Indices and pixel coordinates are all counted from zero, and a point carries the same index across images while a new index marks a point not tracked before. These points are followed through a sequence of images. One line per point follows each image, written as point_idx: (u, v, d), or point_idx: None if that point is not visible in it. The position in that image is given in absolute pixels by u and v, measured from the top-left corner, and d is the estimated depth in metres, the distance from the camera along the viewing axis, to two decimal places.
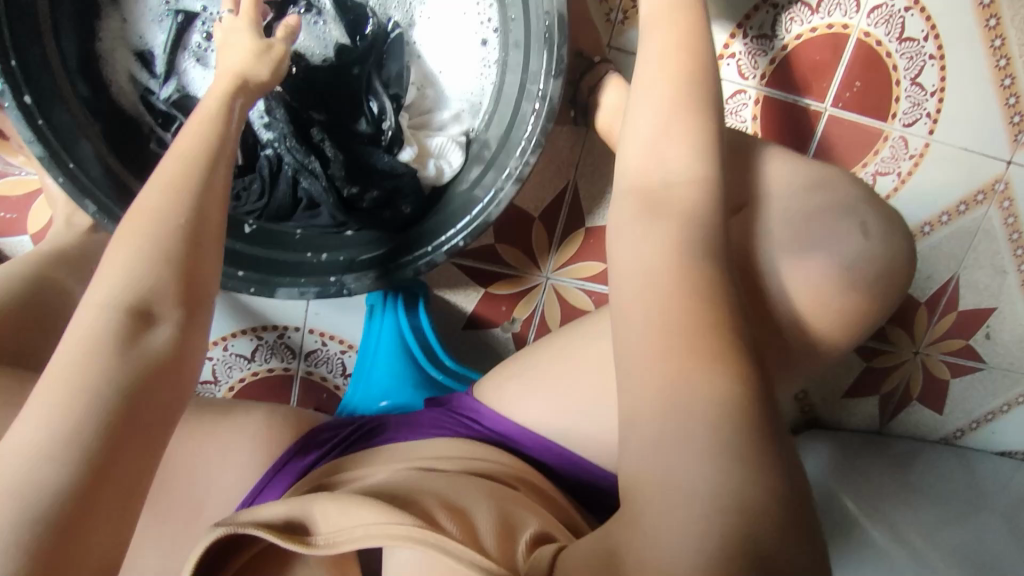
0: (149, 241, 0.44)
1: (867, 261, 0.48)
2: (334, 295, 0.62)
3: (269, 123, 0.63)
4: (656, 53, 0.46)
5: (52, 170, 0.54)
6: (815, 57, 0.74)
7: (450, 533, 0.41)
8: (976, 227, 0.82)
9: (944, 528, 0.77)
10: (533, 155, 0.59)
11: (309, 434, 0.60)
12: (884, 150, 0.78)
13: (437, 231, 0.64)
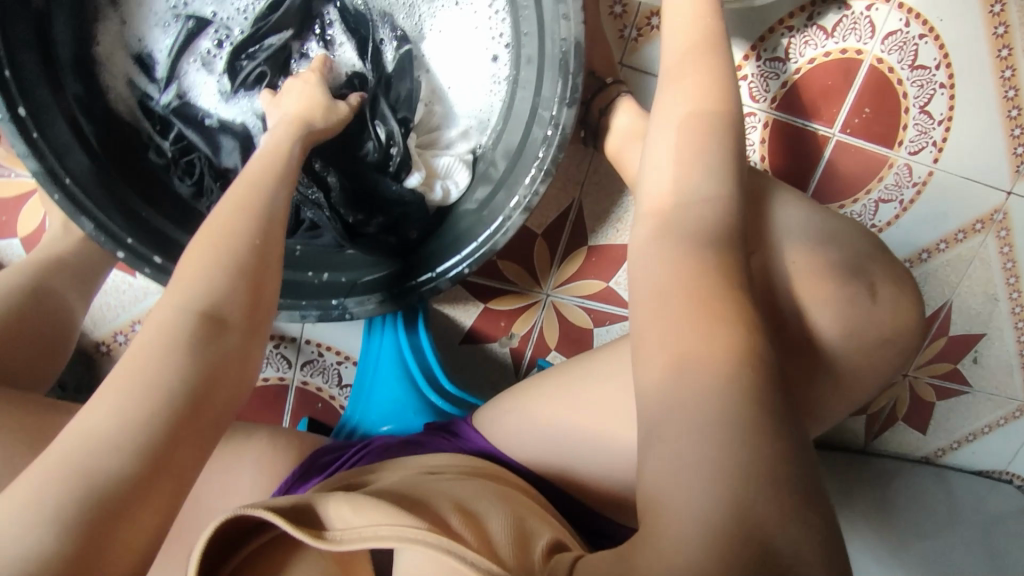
0: (220, 258, 0.45)
1: (878, 317, 0.48)
2: (335, 319, 0.61)
3: None
4: (680, 103, 0.45)
5: (48, 187, 0.53)
6: (826, 82, 0.72)
7: (466, 542, 0.39)
8: (972, 254, 0.83)
9: (913, 544, 0.81)
10: (542, 184, 0.57)
11: (311, 456, 0.60)
12: (889, 177, 0.77)
13: (441, 257, 0.63)
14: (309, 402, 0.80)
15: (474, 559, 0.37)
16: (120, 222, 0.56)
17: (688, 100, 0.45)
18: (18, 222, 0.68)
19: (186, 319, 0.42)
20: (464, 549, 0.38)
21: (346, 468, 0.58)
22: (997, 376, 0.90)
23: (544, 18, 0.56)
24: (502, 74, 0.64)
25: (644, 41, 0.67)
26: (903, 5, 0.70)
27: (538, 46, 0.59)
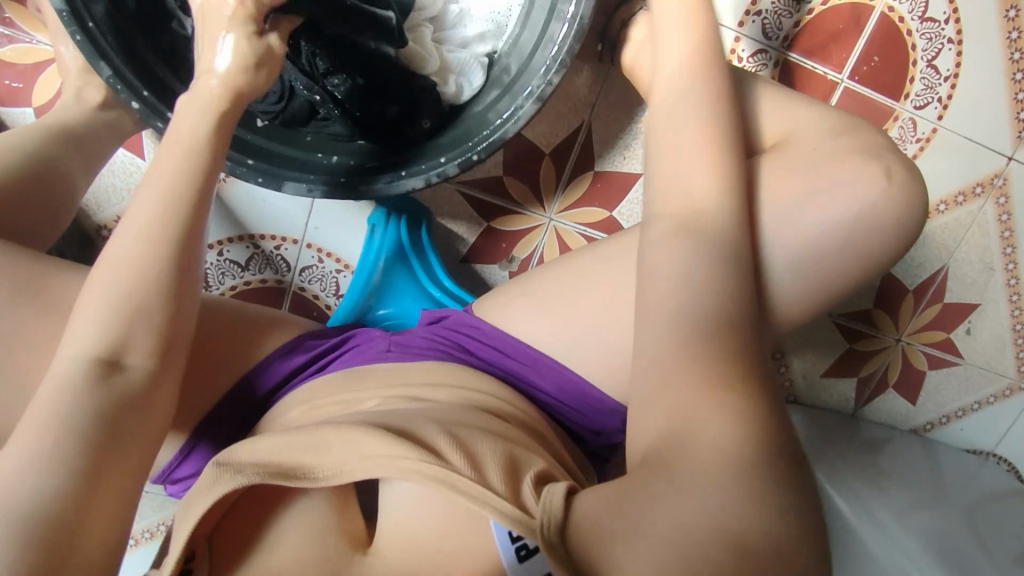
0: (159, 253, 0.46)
1: (888, 205, 0.47)
2: (340, 195, 0.61)
3: None
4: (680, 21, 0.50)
5: (69, 26, 0.54)
6: (836, 25, 0.73)
7: (456, 466, 0.44)
8: (971, 219, 0.84)
9: (912, 513, 0.77)
10: (556, 74, 0.58)
11: (296, 339, 0.62)
12: (894, 129, 0.78)
13: (451, 146, 0.63)
14: (304, 308, 0.80)
15: (471, 494, 0.42)
16: (136, 75, 0.58)
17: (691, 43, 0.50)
18: (33, 91, 0.69)
19: (83, 358, 0.43)
20: (456, 480, 0.43)
21: (335, 359, 0.61)
22: (990, 351, 0.91)
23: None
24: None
25: None
26: None
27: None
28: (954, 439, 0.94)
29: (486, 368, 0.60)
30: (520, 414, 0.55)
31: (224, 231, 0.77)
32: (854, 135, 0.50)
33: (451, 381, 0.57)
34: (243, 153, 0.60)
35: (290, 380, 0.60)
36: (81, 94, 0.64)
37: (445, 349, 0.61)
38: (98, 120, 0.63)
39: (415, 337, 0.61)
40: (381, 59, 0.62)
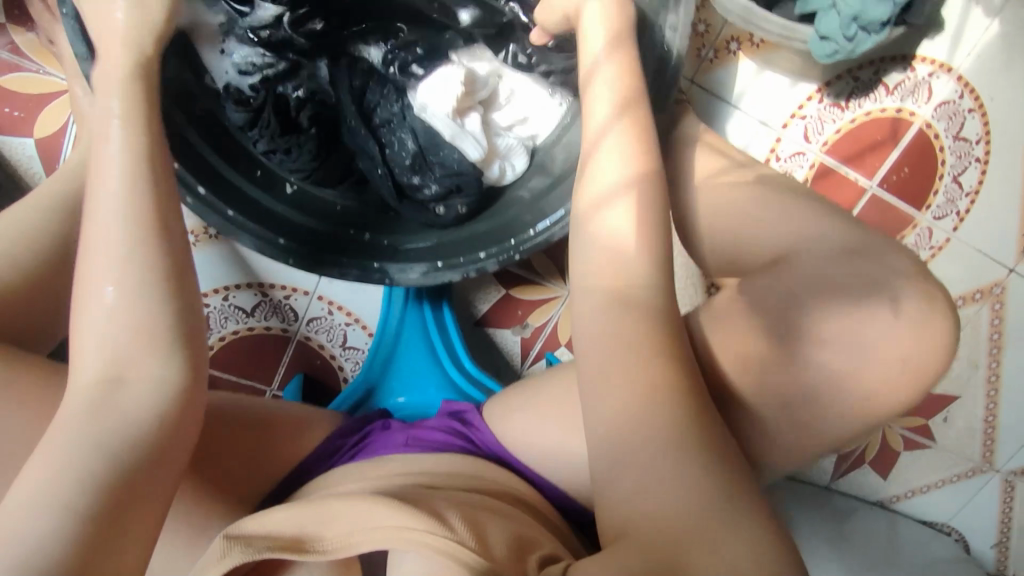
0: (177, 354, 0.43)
1: None
2: (372, 282, 0.58)
3: (333, 83, 0.59)
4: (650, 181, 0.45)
5: (102, 93, 0.50)
6: (874, 136, 0.74)
7: (461, 538, 0.39)
8: (966, 321, 0.87)
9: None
10: None
11: (327, 440, 0.58)
12: (910, 236, 0.80)
13: (496, 238, 0.60)
14: (307, 357, 0.78)
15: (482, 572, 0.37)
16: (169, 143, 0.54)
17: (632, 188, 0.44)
18: (35, 123, 0.64)
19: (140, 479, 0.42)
20: (469, 556, 0.37)
21: (347, 457, 0.56)
22: (972, 441, 0.94)
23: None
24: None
25: (717, 64, 0.72)
26: (960, 76, 0.72)
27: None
28: (915, 509, 0.98)
29: (498, 462, 0.57)
30: (530, 499, 0.52)
31: (233, 275, 0.75)
32: (875, 253, 0.43)
33: (468, 474, 0.53)
34: (275, 232, 0.57)
35: (302, 481, 0.55)
36: None
37: (454, 442, 0.57)
38: None
39: (428, 431, 0.57)
40: (427, 141, 0.59)
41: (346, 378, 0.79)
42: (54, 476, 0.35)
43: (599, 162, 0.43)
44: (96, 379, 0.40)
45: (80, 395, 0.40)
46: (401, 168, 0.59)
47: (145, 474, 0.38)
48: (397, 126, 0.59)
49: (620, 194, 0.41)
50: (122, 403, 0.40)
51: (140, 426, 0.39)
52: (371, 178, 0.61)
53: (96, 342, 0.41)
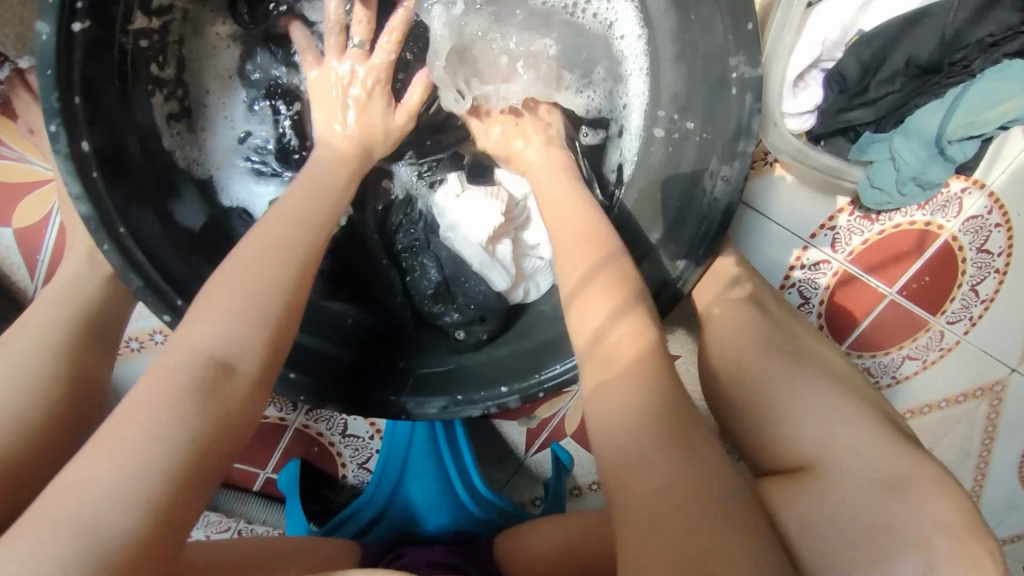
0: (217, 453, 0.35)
1: None
2: (388, 415, 0.54)
3: (356, 205, 0.59)
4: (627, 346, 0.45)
5: (98, 236, 0.44)
6: (900, 246, 0.73)
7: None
8: (964, 416, 0.81)
9: None
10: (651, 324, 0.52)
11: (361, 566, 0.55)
12: (921, 338, 0.77)
13: (516, 370, 0.55)
14: (305, 443, 0.76)
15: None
16: (170, 282, 0.48)
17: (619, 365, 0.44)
18: (17, 212, 0.59)
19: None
20: None
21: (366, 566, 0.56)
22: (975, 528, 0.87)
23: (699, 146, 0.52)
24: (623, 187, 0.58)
25: (754, 174, 0.68)
26: (992, 193, 0.71)
27: (671, 179, 0.54)
28: None
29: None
30: None
31: None
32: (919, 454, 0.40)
33: None
34: (285, 366, 0.52)
35: None
36: (92, 259, 0.53)
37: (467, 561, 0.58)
38: (115, 294, 0.53)
39: (443, 550, 0.58)
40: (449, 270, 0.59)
41: (345, 463, 0.77)
42: (131, 469, 0.30)
43: (577, 309, 0.41)
44: (202, 362, 0.35)
45: (172, 374, 0.34)
46: (423, 297, 0.58)
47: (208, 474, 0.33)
48: (421, 254, 0.59)
49: (582, 292, 0.42)
50: (231, 394, 0.35)
51: (228, 420, 0.35)
52: (391, 306, 0.59)
53: (206, 329, 0.36)
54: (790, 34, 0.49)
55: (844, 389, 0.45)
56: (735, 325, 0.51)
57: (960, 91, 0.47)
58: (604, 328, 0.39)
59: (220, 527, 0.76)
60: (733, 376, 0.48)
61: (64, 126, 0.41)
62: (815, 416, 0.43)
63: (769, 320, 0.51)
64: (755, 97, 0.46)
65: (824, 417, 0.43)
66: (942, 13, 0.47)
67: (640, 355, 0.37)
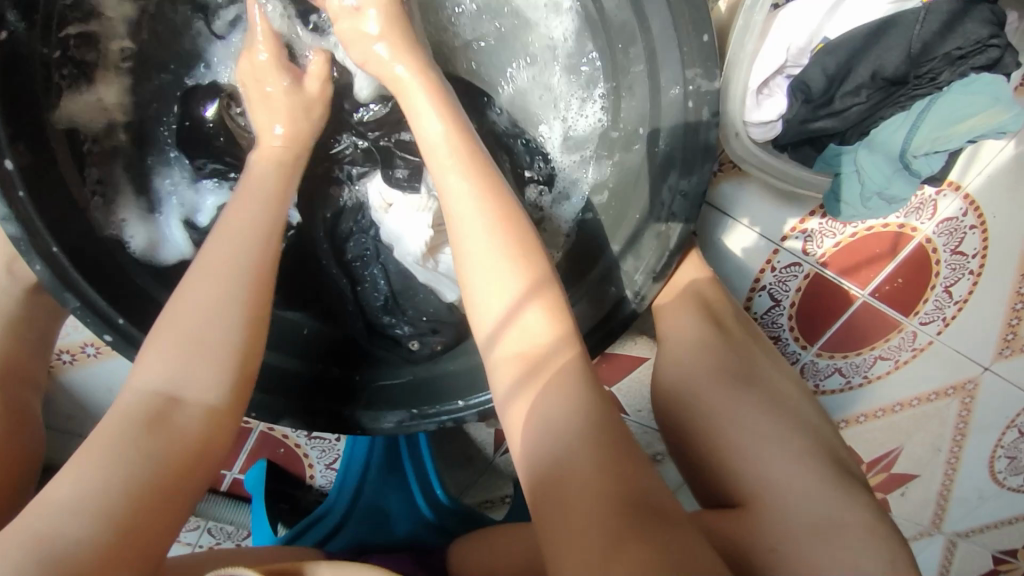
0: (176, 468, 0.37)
1: None
2: (342, 430, 0.53)
3: (302, 209, 0.58)
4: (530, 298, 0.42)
5: (29, 257, 0.42)
6: (873, 248, 0.70)
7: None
8: (935, 413, 0.80)
9: None
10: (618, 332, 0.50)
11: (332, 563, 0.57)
12: (893, 338, 0.76)
13: (474, 385, 0.54)
14: (271, 444, 0.75)
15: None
16: (113, 300, 0.46)
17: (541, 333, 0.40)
18: None
19: None
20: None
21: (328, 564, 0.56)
22: (936, 518, 0.89)
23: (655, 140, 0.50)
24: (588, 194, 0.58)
25: (722, 177, 0.65)
26: (966, 194, 0.65)
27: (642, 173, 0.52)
28: None
29: None
30: None
31: None
32: (838, 483, 0.43)
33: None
34: None
35: None
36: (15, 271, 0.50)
37: (420, 565, 0.59)
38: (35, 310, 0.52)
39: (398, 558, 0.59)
40: (402, 282, 0.59)
41: (312, 464, 0.77)
42: (86, 495, 0.33)
43: (519, 325, 0.40)
44: (152, 396, 0.38)
45: (127, 412, 0.38)
46: (375, 308, 0.58)
47: (161, 497, 0.35)
48: (373, 264, 0.59)
49: (520, 311, 0.40)
50: (175, 423, 0.38)
51: (184, 447, 0.37)
52: (343, 317, 0.59)
53: (161, 362, 0.39)
54: (750, 42, 0.47)
55: (765, 408, 0.47)
56: (693, 343, 0.52)
57: (927, 103, 0.46)
58: (538, 335, 0.40)
59: (188, 526, 0.76)
60: (686, 398, 0.49)
61: None
62: (767, 447, 0.45)
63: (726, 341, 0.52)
64: (712, 110, 0.46)
65: (751, 435, 0.46)
66: (910, 23, 0.44)
67: (558, 372, 0.38)
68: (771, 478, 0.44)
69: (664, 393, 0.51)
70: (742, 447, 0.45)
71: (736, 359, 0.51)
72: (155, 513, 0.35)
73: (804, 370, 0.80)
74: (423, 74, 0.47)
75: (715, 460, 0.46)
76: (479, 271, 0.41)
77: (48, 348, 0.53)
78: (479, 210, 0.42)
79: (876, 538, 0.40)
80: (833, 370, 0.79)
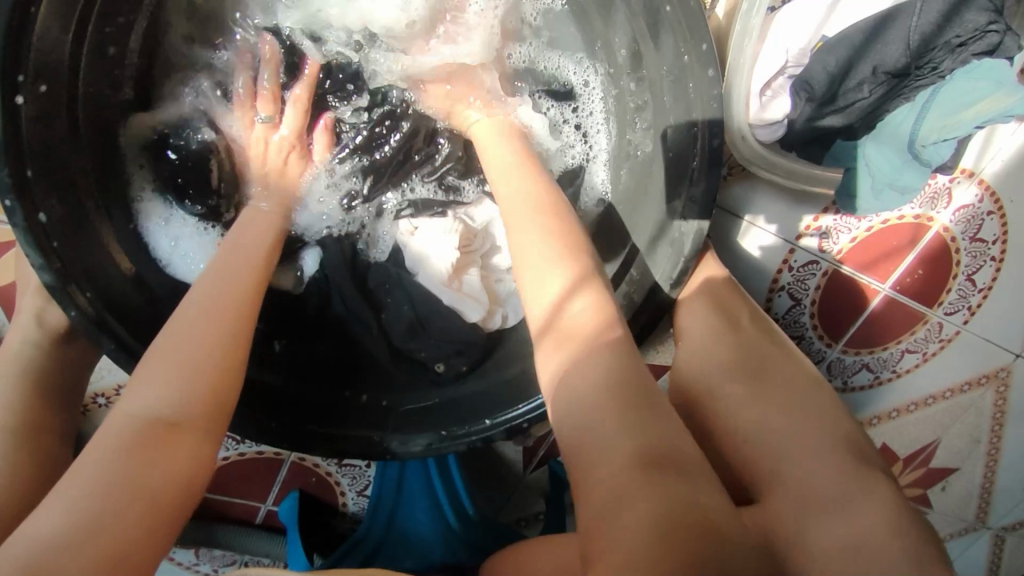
0: (153, 490, 0.35)
1: None
2: (372, 455, 0.53)
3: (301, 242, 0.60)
4: (542, 253, 0.43)
5: (63, 303, 0.44)
6: (892, 241, 0.70)
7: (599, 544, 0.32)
8: (969, 403, 0.78)
9: None
10: (675, 283, 0.50)
11: None
12: (918, 331, 0.74)
13: (499, 402, 0.54)
14: (302, 475, 0.76)
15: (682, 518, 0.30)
16: (143, 340, 0.48)
17: (593, 318, 0.39)
18: None
19: None
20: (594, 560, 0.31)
21: None
22: (980, 513, 0.85)
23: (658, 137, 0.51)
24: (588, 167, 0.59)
25: (733, 180, 0.68)
26: (981, 180, 0.66)
27: (652, 162, 0.52)
28: None
29: None
30: None
31: None
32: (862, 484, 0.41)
33: None
34: (267, 415, 0.52)
35: None
36: (43, 319, 0.52)
37: None
38: (65, 353, 0.53)
39: None
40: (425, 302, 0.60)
41: (344, 492, 0.78)
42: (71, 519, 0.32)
43: (566, 311, 0.40)
44: (137, 423, 0.37)
45: (111, 440, 0.36)
46: (398, 334, 0.59)
47: (143, 540, 0.33)
48: (391, 294, 0.60)
49: (569, 299, 0.40)
50: (158, 446, 0.36)
51: (163, 475, 0.35)
52: (369, 345, 0.60)
53: (146, 387, 0.38)
54: (751, 42, 0.49)
55: (780, 399, 0.47)
56: (704, 338, 0.52)
57: (930, 94, 0.45)
58: (582, 321, 0.39)
59: (227, 560, 0.77)
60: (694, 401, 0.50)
61: (16, 200, 0.41)
62: (771, 431, 0.45)
63: (743, 333, 0.52)
64: (714, 115, 0.46)
65: (760, 428, 0.46)
66: (908, 15, 0.45)
67: (602, 345, 0.38)
68: (780, 459, 0.44)
69: (685, 390, 0.52)
70: (751, 443, 0.46)
71: (746, 353, 0.51)
72: (129, 546, 0.32)
73: (830, 367, 0.79)
74: (494, 115, 0.55)
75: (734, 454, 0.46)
76: (535, 256, 0.43)
77: (79, 392, 0.55)
78: (540, 221, 0.44)
79: (896, 517, 0.39)
80: (861, 366, 0.78)
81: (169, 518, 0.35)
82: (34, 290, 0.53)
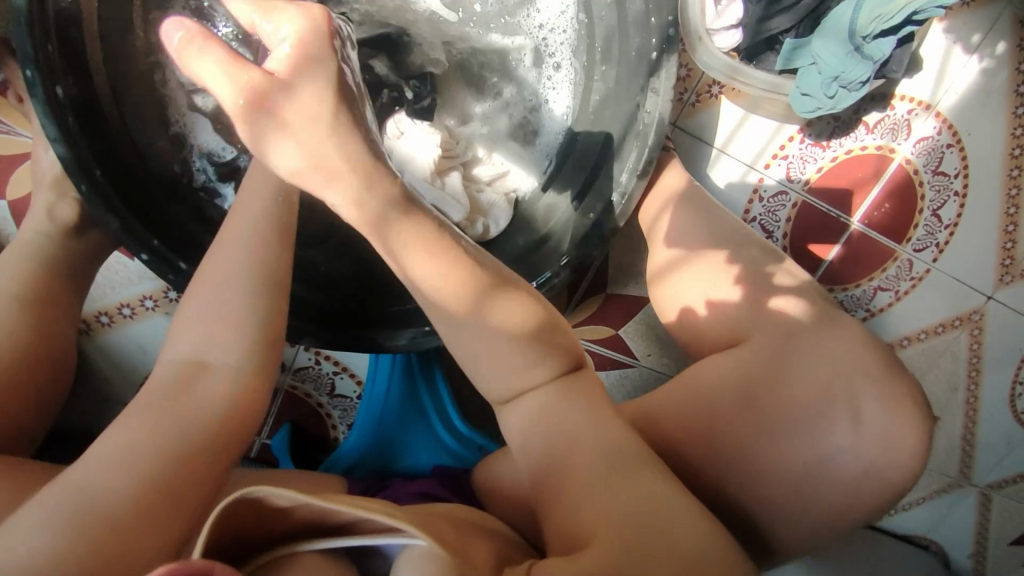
0: (192, 424, 0.39)
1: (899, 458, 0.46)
2: (359, 349, 0.57)
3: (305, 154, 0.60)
4: (371, 225, 0.41)
5: (75, 177, 0.48)
6: (854, 173, 0.73)
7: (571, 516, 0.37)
8: (944, 348, 0.75)
9: None
10: (642, 172, 0.54)
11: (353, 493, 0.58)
12: (889, 267, 0.74)
13: None
14: (296, 407, 0.79)
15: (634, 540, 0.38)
16: (146, 224, 0.52)
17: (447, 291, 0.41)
18: (9, 183, 0.63)
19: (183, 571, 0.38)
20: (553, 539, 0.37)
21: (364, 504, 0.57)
22: (965, 469, 0.77)
23: (627, 43, 0.55)
24: (563, 75, 0.61)
25: (701, 107, 0.72)
26: (939, 113, 0.70)
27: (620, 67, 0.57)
28: None
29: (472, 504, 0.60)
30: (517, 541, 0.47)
31: None
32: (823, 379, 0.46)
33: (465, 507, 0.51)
34: None
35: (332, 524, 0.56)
36: (53, 213, 0.56)
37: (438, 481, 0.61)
38: (71, 245, 0.57)
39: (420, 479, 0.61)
40: None
41: (336, 425, 0.80)
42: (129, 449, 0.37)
43: (425, 277, 0.41)
44: (180, 364, 0.42)
45: (159, 383, 0.41)
46: None
47: (190, 469, 0.37)
48: None
49: (412, 266, 0.41)
50: (198, 388, 0.41)
51: (208, 411, 0.40)
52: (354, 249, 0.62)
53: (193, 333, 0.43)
54: None
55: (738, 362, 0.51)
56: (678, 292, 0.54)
57: None
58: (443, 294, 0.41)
59: None
60: None
61: (37, 73, 0.46)
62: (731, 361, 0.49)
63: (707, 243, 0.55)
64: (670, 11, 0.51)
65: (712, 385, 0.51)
66: None
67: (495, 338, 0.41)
68: None
69: None
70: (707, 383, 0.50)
71: None
72: (185, 475, 0.37)
73: None
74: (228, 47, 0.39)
75: (722, 418, 0.50)
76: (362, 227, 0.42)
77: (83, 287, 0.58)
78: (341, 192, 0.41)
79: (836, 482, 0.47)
80: None
81: (218, 452, 0.40)
82: (48, 186, 0.57)
